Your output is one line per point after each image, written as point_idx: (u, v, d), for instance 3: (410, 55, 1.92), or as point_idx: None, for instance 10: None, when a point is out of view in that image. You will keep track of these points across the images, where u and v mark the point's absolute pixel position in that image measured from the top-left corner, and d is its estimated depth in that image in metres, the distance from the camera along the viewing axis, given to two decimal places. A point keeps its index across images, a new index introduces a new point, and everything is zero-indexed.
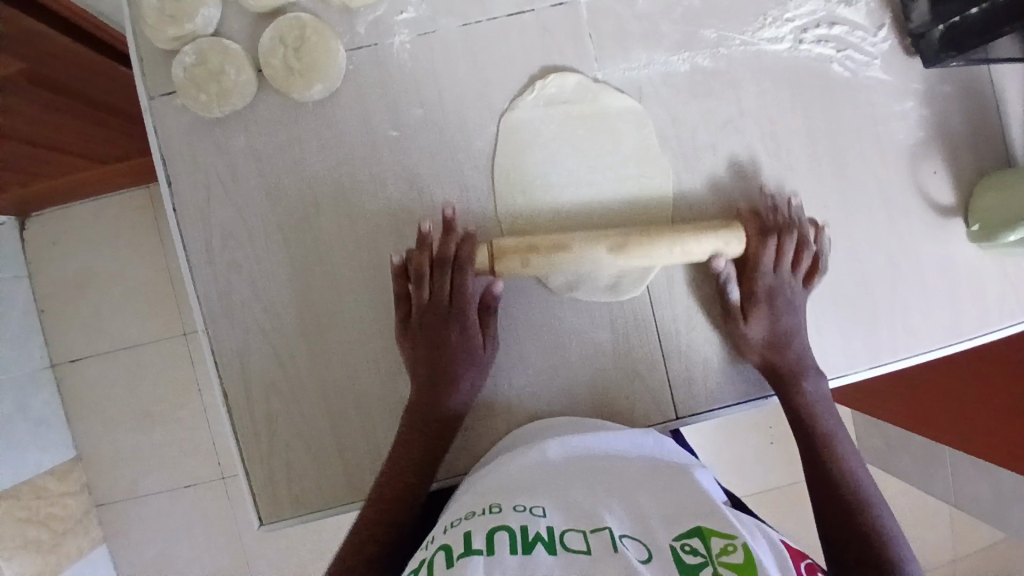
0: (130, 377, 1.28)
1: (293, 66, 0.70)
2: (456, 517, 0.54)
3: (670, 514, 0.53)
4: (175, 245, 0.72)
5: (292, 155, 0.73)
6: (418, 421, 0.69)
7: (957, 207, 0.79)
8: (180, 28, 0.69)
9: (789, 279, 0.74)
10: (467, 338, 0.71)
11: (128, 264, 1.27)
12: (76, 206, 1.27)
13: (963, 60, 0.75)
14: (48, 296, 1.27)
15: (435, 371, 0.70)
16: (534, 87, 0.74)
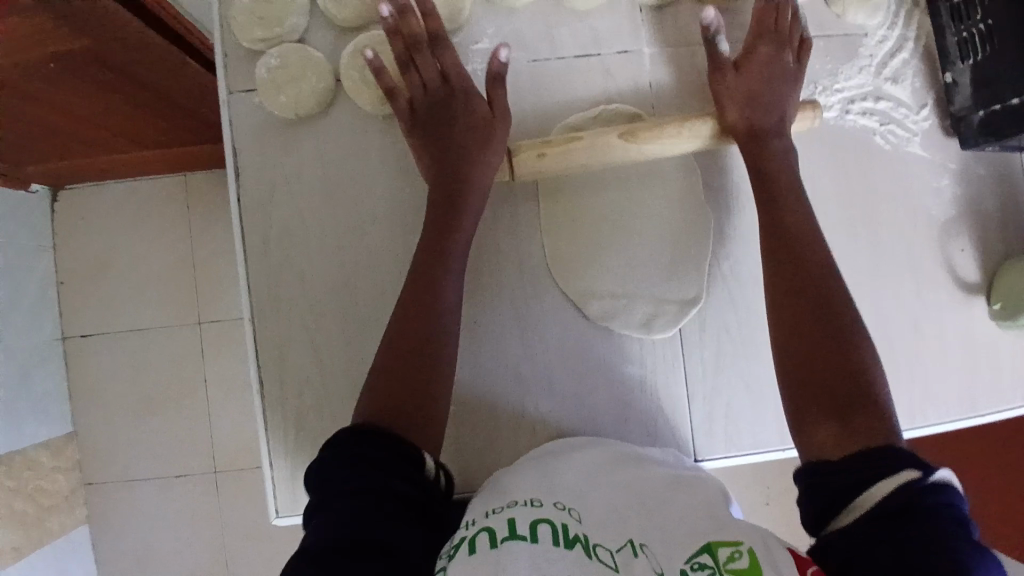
0: (142, 359, 1.30)
1: (369, 81, 0.74)
2: (497, 505, 0.56)
3: (683, 535, 0.54)
4: (233, 232, 0.75)
5: (357, 163, 0.76)
6: (431, 253, 0.69)
7: (982, 285, 0.82)
8: (269, 33, 0.73)
9: (784, 59, 0.77)
10: (477, 147, 0.72)
11: (160, 248, 1.30)
12: (113, 187, 1.30)
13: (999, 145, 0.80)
14: (70, 273, 1.30)
15: (444, 199, 0.71)
16: (597, 107, 0.78)
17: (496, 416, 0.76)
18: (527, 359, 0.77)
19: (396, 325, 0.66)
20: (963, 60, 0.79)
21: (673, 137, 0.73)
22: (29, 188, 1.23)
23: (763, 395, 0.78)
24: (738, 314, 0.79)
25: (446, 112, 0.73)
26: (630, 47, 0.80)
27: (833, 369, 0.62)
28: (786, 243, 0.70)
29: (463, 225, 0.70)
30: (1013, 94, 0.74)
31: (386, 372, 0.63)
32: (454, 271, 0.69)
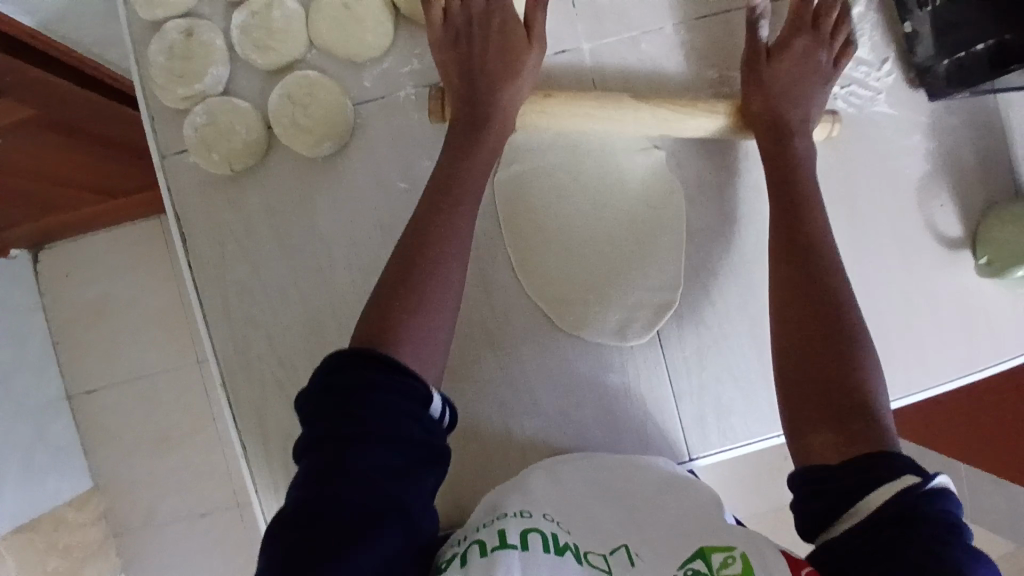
0: (145, 409, 1.30)
1: (302, 125, 0.70)
2: (488, 517, 0.57)
3: (676, 535, 0.54)
4: (190, 298, 0.73)
5: (304, 209, 0.73)
6: (452, 184, 0.66)
7: (966, 238, 0.79)
8: (191, 89, 0.70)
9: (820, 55, 0.75)
10: (502, 93, 0.70)
11: (147, 297, 1.30)
12: (91, 241, 1.28)
13: (970, 92, 0.76)
14: (65, 326, 1.29)
15: (475, 119, 0.69)
16: None
17: (484, 445, 0.75)
18: (507, 384, 0.75)
19: (409, 240, 0.63)
20: (922, 7, 0.74)
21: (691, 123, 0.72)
22: (9, 254, 1.22)
23: (751, 387, 0.76)
24: (726, 327, 0.77)
25: (478, 65, 0.70)
26: (569, 46, 0.76)
27: (825, 375, 0.61)
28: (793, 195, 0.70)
29: (470, 181, 0.66)
30: (978, 42, 0.70)
31: (404, 298, 0.59)
32: (467, 202, 0.65)
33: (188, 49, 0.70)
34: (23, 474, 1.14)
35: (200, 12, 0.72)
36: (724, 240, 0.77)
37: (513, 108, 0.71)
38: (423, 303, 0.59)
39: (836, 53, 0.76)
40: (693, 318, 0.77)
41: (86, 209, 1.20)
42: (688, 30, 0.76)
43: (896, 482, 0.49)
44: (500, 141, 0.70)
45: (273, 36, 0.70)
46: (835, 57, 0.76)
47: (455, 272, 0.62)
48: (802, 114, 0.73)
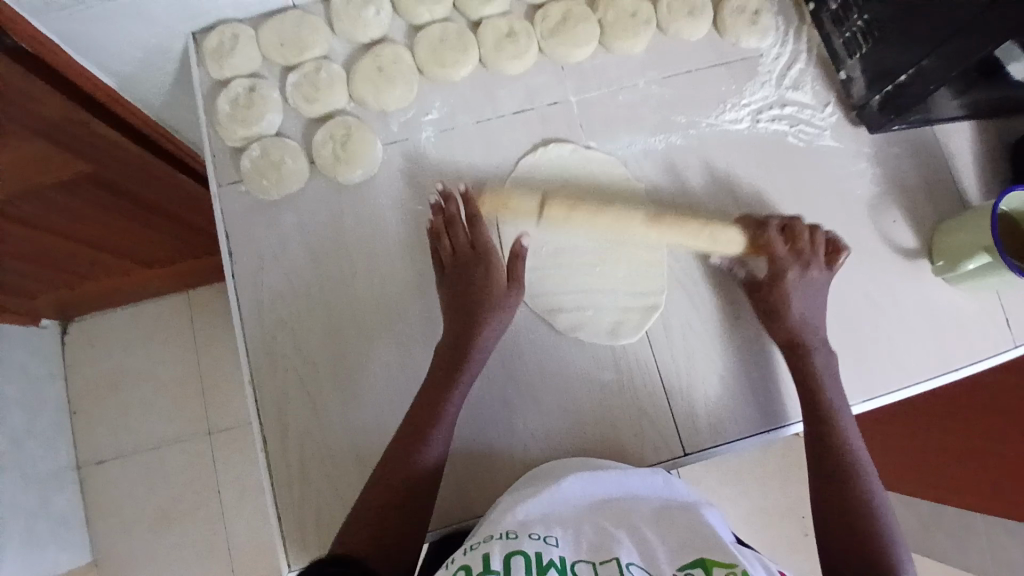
0: (154, 478, 1.43)
1: (340, 157, 0.85)
2: (474, 541, 0.58)
3: (675, 548, 0.58)
4: (230, 305, 0.83)
5: (336, 225, 0.86)
6: (444, 386, 0.75)
7: (920, 249, 0.90)
8: (250, 130, 0.85)
9: (812, 274, 0.83)
10: (484, 310, 0.79)
11: (158, 370, 1.49)
12: (118, 315, 1.50)
13: (903, 119, 0.90)
14: (80, 400, 1.46)
15: (459, 330, 0.78)
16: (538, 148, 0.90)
17: (488, 439, 0.80)
18: (510, 381, 0.82)
19: (406, 432, 0.72)
20: (852, 56, 0.91)
21: (705, 246, 0.87)
22: (39, 324, 1.41)
23: (735, 386, 0.84)
24: (711, 329, 0.86)
25: (460, 276, 0.81)
26: (559, 99, 0.92)
27: (859, 547, 0.66)
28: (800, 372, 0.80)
29: (461, 370, 0.76)
30: (900, 74, 0.84)
31: (415, 433, 0.72)
32: (455, 395, 0.75)
33: (249, 100, 0.86)
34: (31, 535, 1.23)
35: (260, 73, 0.89)
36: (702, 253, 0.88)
37: (496, 325, 0.79)
38: (416, 460, 0.70)
39: (825, 258, 0.84)
40: (679, 324, 0.86)
41: (118, 278, 1.36)
42: (658, 86, 0.93)
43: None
44: (497, 330, 0.80)
45: (319, 90, 0.87)
46: (827, 265, 0.84)
47: (439, 442, 0.72)
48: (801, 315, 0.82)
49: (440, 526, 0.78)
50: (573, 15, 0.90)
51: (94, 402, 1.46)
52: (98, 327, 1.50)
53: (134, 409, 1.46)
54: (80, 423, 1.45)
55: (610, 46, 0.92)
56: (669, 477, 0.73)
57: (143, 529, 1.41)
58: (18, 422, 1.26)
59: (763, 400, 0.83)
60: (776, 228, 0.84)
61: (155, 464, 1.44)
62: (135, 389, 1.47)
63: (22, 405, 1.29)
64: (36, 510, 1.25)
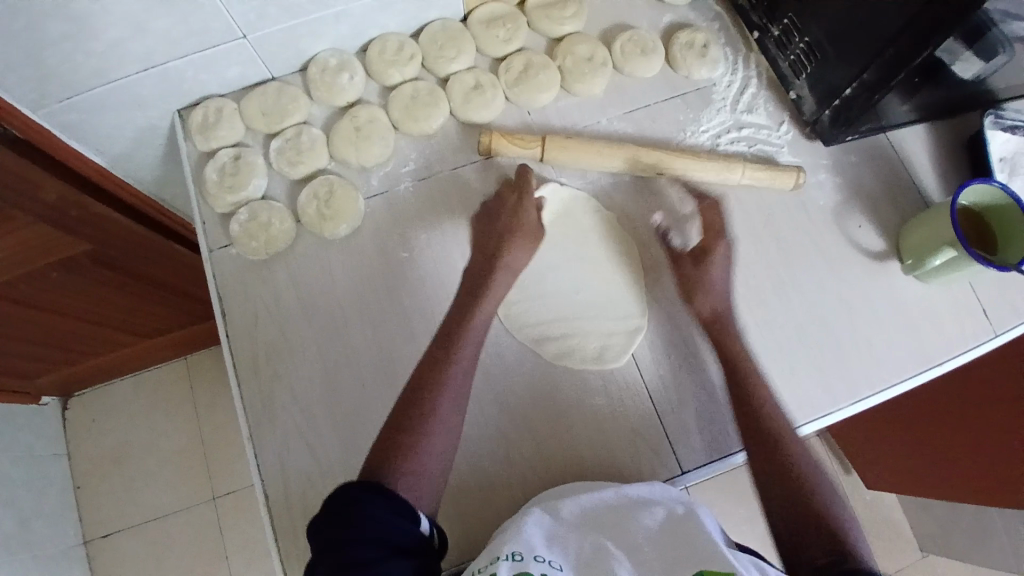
0: (161, 548, 1.42)
1: (324, 214, 0.89)
2: (478, 563, 0.60)
3: (671, 563, 0.60)
4: (226, 364, 0.85)
5: (324, 278, 0.89)
6: (433, 383, 0.76)
7: (887, 250, 0.93)
8: (238, 196, 0.90)
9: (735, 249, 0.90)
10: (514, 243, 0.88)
11: (162, 438, 1.49)
12: (120, 386, 1.52)
13: (854, 131, 0.95)
14: (85, 475, 1.46)
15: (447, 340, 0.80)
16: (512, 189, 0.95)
17: (487, 474, 0.81)
18: (504, 414, 0.84)
19: (435, 350, 0.79)
20: (799, 76, 0.97)
21: (692, 169, 0.92)
22: (41, 401, 1.42)
23: (725, 399, 0.85)
24: (695, 348, 0.88)
25: (496, 220, 0.90)
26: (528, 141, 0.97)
27: (806, 508, 0.69)
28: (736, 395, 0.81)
29: (490, 299, 0.85)
30: (845, 88, 0.89)
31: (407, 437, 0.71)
32: (482, 320, 0.83)
33: (235, 167, 0.91)
34: None
35: (244, 143, 0.94)
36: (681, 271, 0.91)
37: (523, 248, 0.88)
38: (447, 376, 0.76)
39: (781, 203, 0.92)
40: (662, 343, 0.88)
41: (118, 350, 1.38)
42: (620, 120, 0.98)
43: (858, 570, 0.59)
44: (526, 253, 0.88)
45: (301, 153, 0.92)
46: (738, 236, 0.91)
47: (467, 359, 0.79)
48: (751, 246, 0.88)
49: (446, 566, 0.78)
50: (534, 64, 0.97)
51: (98, 477, 1.46)
52: (99, 403, 1.51)
53: (139, 479, 1.46)
54: (85, 500, 1.44)
55: (571, 89, 0.98)
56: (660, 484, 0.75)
57: None
58: (24, 502, 1.26)
59: None
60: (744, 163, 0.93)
61: (162, 536, 1.43)
62: (139, 460, 1.47)
63: (29, 485, 1.30)
64: None
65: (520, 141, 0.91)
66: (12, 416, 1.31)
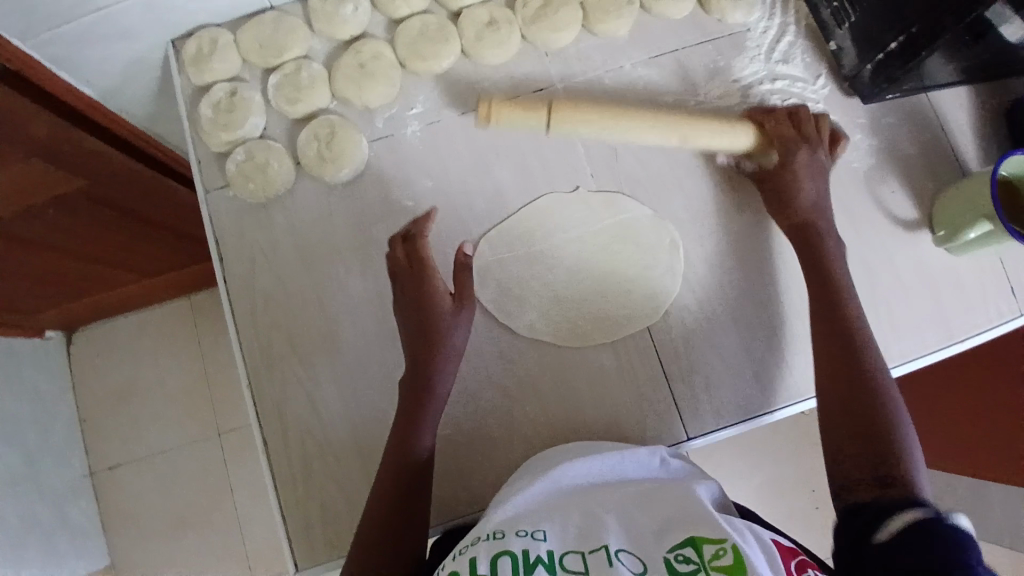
0: (167, 482, 1.45)
1: (325, 156, 0.84)
2: (463, 545, 0.61)
3: (666, 525, 0.59)
4: (224, 312, 0.82)
5: (324, 227, 0.85)
6: (399, 471, 0.70)
7: (921, 220, 0.88)
8: (233, 135, 0.84)
9: (819, 155, 0.84)
10: (442, 331, 0.77)
11: (164, 375, 1.49)
12: (123, 322, 1.51)
13: (898, 90, 0.89)
14: (89, 410, 1.47)
15: (421, 359, 0.76)
16: (526, 140, 0.89)
17: (489, 432, 0.80)
18: (509, 375, 0.82)
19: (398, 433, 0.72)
20: (841, 26, 0.89)
21: (715, 143, 0.83)
22: (44, 335, 1.42)
23: (739, 367, 0.82)
24: (714, 312, 0.84)
25: (417, 303, 0.78)
26: (545, 84, 0.90)
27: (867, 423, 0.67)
28: (803, 230, 0.82)
29: (439, 368, 0.76)
30: (891, 41, 0.81)
31: (402, 430, 0.73)
32: (436, 398, 0.75)
33: (231, 103, 0.85)
34: (50, 548, 1.24)
35: (240, 77, 0.88)
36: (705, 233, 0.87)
37: (454, 331, 0.78)
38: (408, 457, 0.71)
39: (829, 149, 0.87)
40: (690, 301, 0.85)
41: (116, 290, 1.37)
42: (646, 65, 0.91)
43: (911, 516, 0.54)
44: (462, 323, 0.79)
45: (301, 90, 0.86)
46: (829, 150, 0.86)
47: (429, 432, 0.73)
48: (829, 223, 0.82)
49: (441, 521, 0.78)
50: None
51: (103, 413, 1.47)
52: (102, 340, 1.50)
53: (144, 416, 1.47)
54: (91, 434, 1.46)
55: (593, 29, 0.90)
56: (665, 454, 0.76)
57: (159, 534, 1.43)
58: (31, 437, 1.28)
59: (765, 379, 0.82)
60: (783, 113, 0.85)
61: (168, 470, 1.45)
62: (142, 397, 1.48)
63: (35, 422, 1.31)
64: (54, 524, 1.27)
65: (522, 108, 0.82)
66: (16, 352, 1.30)
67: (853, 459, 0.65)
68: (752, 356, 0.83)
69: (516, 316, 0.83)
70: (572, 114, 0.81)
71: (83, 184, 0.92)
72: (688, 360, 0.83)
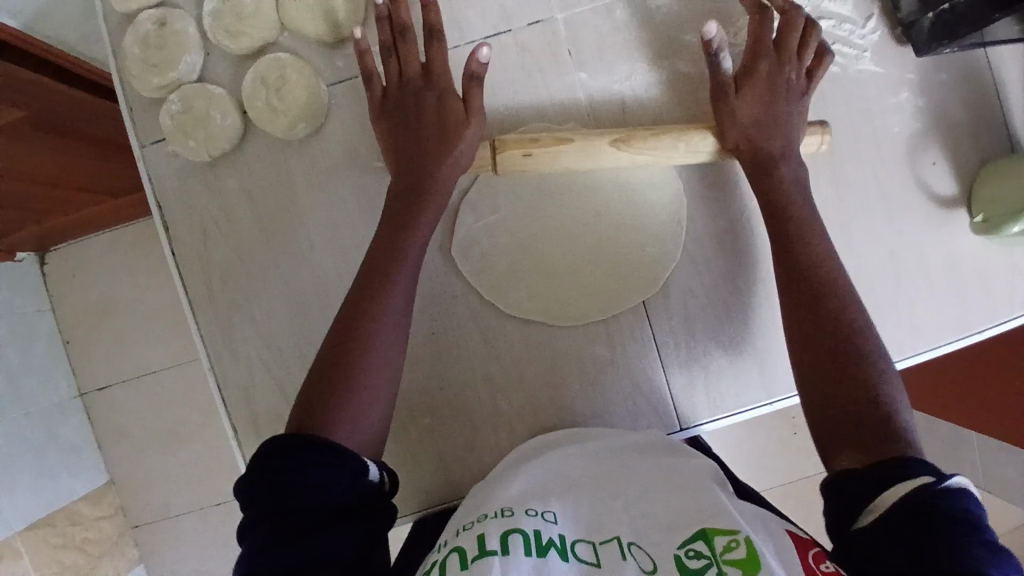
0: (159, 403, 1.26)
1: (276, 107, 0.71)
2: (467, 521, 0.53)
3: (676, 517, 0.52)
4: (176, 288, 0.74)
5: (283, 192, 0.74)
6: (364, 306, 0.61)
7: (959, 197, 0.78)
8: (166, 77, 0.71)
9: (788, 76, 0.71)
10: (439, 159, 0.68)
11: (147, 295, 1.26)
12: (95, 240, 1.25)
13: (957, 46, 0.76)
14: (73, 327, 1.25)
15: (414, 185, 0.68)
16: (521, 87, 0.76)
17: (472, 419, 0.76)
18: (494, 360, 0.76)
19: (362, 283, 0.63)
20: None
21: (673, 155, 0.72)
22: (16, 257, 1.19)
23: (741, 355, 0.76)
24: (719, 294, 0.77)
25: (410, 125, 0.69)
26: (542, 16, 0.76)
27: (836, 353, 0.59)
28: (764, 76, 0.71)
29: (438, 185, 0.68)
30: None
31: (385, 240, 0.65)
32: (413, 242, 0.66)
33: (162, 38, 0.71)
34: (40, 470, 1.14)
35: (172, 2, 0.73)
36: (716, 206, 0.78)
37: (449, 177, 0.69)
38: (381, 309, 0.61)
39: (807, 65, 0.73)
40: (697, 281, 0.77)
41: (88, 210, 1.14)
42: None
43: (906, 482, 0.46)
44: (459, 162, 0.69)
45: (244, 20, 0.71)
46: (808, 74, 0.73)
47: (410, 269, 0.65)
48: (783, 144, 0.70)
49: (416, 508, 0.76)
50: None
51: (86, 334, 1.25)
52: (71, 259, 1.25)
53: (125, 343, 1.26)
54: (76, 354, 1.26)
55: None
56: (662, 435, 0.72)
57: (151, 456, 1.26)
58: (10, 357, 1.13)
59: (769, 367, 0.76)
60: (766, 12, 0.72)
61: (159, 390, 1.26)
62: (125, 317, 1.25)
63: (16, 343, 1.15)
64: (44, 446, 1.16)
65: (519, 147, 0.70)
66: None
67: (834, 403, 0.57)
68: (756, 344, 0.76)
69: (504, 295, 0.76)
70: (527, 144, 0.69)
71: (27, 115, 0.80)
72: (688, 348, 0.76)
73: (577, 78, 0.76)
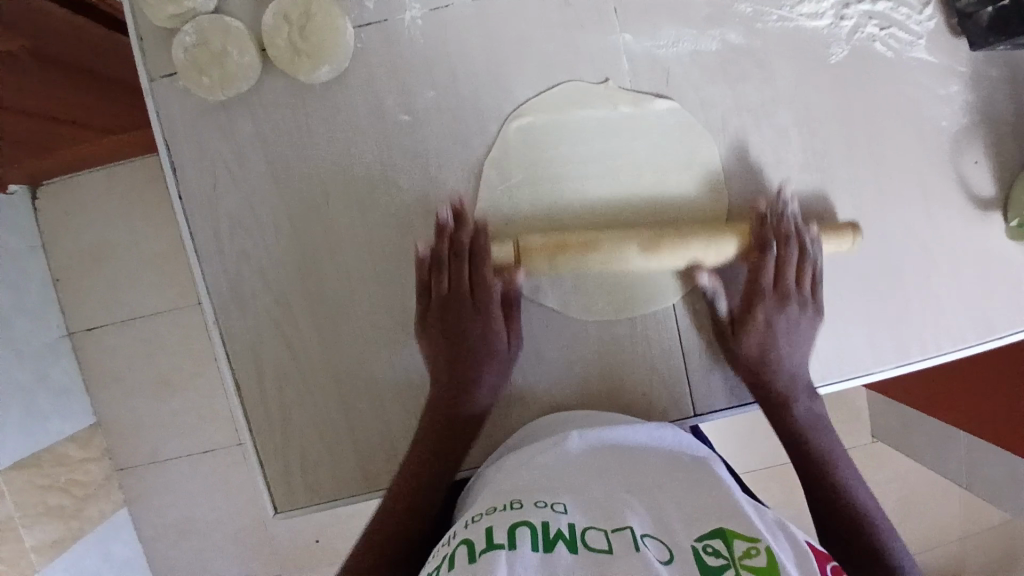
0: (152, 350, 1.23)
1: (299, 48, 0.66)
2: (476, 513, 0.52)
3: (694, 514, 0.50)
4: (182, 231, 0.70)
5: (300, 140, 0.70)
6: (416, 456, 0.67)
7: (998, 199, 0.76)
8: (181, 6, 0.65)
9: (788, 292, 0.72)
10: (482, 320, 0.70)
11: (143, 238, 1.21)
12: (89, 177, 1.19)
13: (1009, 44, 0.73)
14: (63, 267, 1.21)
15: (455, 344, 0.70)
16: (560, 47, 0.71)
17: None
18: None
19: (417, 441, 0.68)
20: None
21: (700, 252, 0.69)
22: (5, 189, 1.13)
23: None
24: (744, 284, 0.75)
25: (449, 306, 0.70)
26: None
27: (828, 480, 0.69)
28: (760, 292, 0.72)
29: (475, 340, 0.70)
30: None
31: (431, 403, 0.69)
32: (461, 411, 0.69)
33: None
34: (29, 410, 1.10)
35: None
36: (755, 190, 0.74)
37: (490, 332, 0.70)
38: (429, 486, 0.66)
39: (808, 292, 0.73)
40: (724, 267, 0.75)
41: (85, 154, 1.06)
42: None
43: None
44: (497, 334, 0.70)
45: None
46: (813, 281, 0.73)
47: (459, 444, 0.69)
48: (784, 326, 0.72)
49: None
50: None
51: (79, 276, 1.21)
52: (62, 195, 1.20)
53: (120, 286, 1.22)
54: (65, 294, 1.21)
55: None
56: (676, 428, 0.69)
57: (144, 403, 1.24)
58: None
59: None
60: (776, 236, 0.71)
61: (151, 336, 1.23)
62: (118, 261, 1.21)
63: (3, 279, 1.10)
64: (31, 387, 1.12)
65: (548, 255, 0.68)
66: None
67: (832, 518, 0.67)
68: None
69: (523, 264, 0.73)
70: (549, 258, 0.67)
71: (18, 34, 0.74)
72: (709, 335, 0.75)
73: (618, 42, 0.72)
